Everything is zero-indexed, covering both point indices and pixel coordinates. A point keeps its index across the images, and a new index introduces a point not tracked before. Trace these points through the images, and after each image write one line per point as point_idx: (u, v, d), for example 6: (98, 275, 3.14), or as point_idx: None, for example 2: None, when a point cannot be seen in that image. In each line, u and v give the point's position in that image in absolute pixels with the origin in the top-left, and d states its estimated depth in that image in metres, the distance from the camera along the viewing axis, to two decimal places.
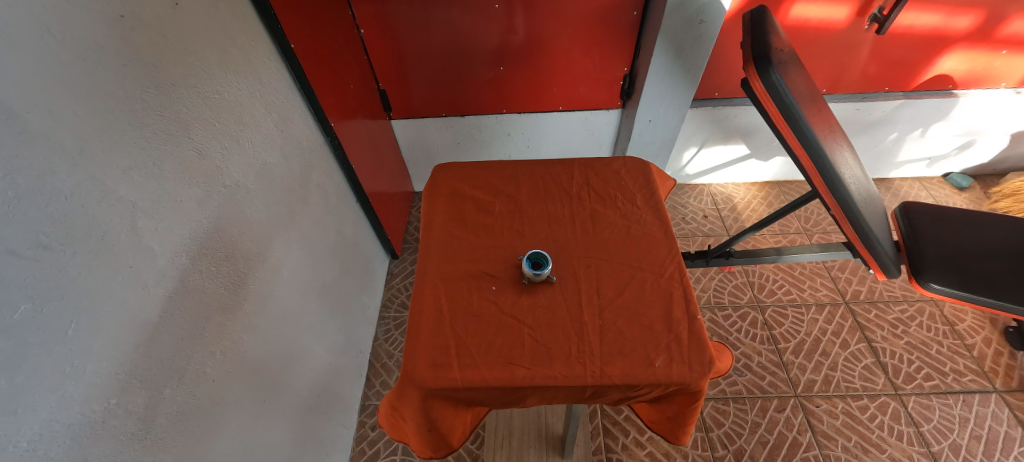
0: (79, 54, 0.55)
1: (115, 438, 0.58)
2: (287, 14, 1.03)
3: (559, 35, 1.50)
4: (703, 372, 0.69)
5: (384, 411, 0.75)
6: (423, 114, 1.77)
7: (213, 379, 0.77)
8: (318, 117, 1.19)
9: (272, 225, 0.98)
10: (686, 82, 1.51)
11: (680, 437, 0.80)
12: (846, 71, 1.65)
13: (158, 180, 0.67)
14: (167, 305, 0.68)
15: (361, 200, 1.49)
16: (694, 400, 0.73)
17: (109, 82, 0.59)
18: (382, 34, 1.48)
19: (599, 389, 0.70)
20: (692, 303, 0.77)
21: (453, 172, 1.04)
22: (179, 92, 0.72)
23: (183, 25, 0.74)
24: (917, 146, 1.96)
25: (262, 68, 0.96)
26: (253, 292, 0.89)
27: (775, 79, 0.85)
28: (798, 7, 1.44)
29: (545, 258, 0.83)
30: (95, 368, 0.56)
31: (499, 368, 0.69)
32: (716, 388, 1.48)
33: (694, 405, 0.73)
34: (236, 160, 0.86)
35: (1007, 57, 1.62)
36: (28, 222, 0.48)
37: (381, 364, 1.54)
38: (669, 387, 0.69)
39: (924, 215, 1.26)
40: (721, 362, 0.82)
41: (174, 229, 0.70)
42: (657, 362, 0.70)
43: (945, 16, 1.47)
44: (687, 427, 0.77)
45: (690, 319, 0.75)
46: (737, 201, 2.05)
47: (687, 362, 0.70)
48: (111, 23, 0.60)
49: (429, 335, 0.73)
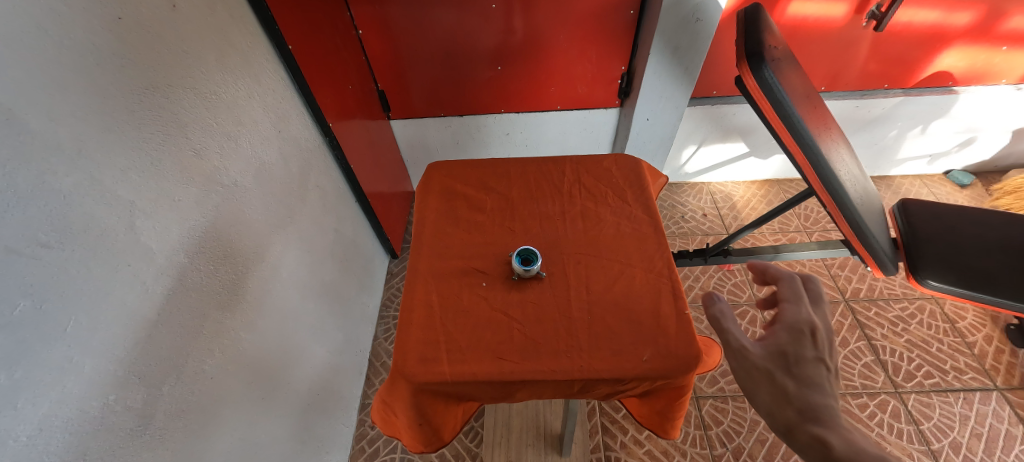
0: (76, 56, 0.56)
1: (113, 435, 0.59)
2: (284, 15, 1.04)
3: (557, 35, 1.50)
4: (691, 365, 0.69)
5: (376, 406, 0.75)
6: (422, 115, 1.78)
7: (212, 376, 0.78)
8: (315, 117, 1.20)
9: (270, 224, 0.99)
10: (684, 81, 1.52)
11: (669, 431, 0.80)
12: (845, 68, 1.65)
13: (154, 180, 0.67)
14: (165, 302, 0.69)
15: (360, 201, 1.51)
16: (683, 393, 0.73)
17: (106, 83, 0.60)
18: (380, 35, 1.49)
19: (587, 384, 0.70)
20: (680, 299, 0.78)
21: (445, 170, 1.04)
22: (176, 92, 0.73)
23: (181, 26, 0.74)
24: (917, 143, 1.95)
25: (260, 69, 0.97)
26: (252, 289, 0.91)
27: (768, 75, 0.85)
28: (795, 6, 1.43)
29: (535, 254, 0.83)
30: (94, 364, 0.57)
31: (489, 362, 0.70)
32: (715, 387, 1.48)
33: (682, 399, 0.73)
34: (233, 160, 0.87)
35: (1007, 53, 1.61)
36: (28, 221, 0.49)
37: (380, 364, 1.55)
38: (656, 381, 0.69)
39: (922, 212, 1.26)
40: (710, 357, 0.82)
41: (172, 227, 0.70)
42: (644, 357, 0.70)
43: (944, 12, 1.47)
44: (676, 421, 0.77)
45: (679, 314, 0.76)
46: (736, 199, 2.05)
47: (675, 356, 0.70)
48: (108, 25, 0.61)
49: (420, 331, 0.74)
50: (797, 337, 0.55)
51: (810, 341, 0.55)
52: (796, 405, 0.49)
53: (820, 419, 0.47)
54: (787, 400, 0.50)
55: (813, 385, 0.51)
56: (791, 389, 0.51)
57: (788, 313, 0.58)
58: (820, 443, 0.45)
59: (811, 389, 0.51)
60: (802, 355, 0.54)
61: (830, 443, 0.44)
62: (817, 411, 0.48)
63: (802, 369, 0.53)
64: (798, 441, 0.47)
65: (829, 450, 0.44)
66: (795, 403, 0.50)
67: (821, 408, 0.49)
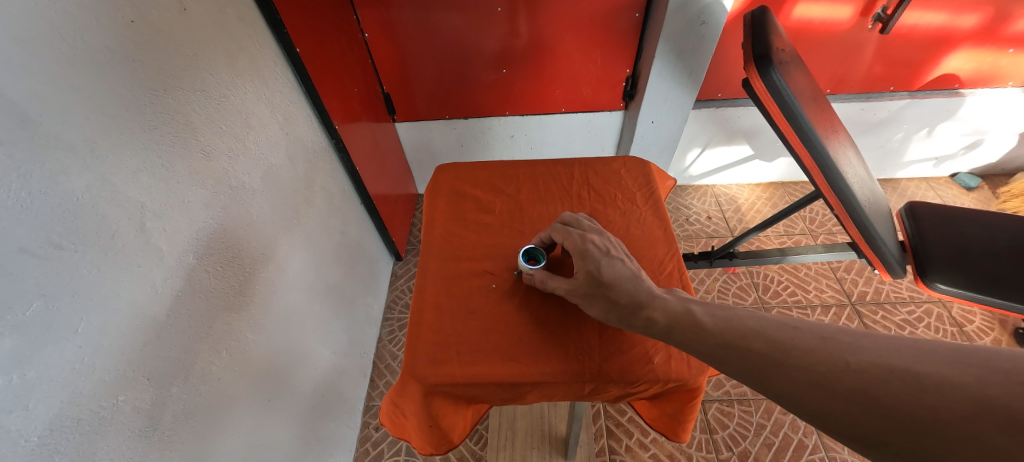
0: (89, 58, 0.57)
1: (122, 435, 0.59)
2: (292, 19, 1.05)
3: (562, 38, 1.50)
4: (701, 369, 0.69)
5: (385, 408, 0.75)
6: (427, 117, 1.78)
7: (219, 377, 0.78)
8: (323, 119, 1.20)
9: (277, 225, 0.99)
10: (688, 84, 1.52)
11: (680, 435, 0.79)
12: (851, 71, 1.64)
13: (165, 182, 0.68)
14: (174, 303, 0.69)
15: (365, 203, 1.51)
16: (693, 396, 0.72)
17: (119, 86, 0.61)
18: (386, 37, 1.49)
19: (598, 386, 0.70)
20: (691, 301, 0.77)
21: (454, 172, 1.04)
22: (186, 94, 0.73)
23: (192, 30, 0.75)
24: (923, 146, 1.94)
25: (269, 72, 0.97)
26: (259, 292, 0.91)
27: (775, 79, 0.85)
28: (800, 8, 1.43)
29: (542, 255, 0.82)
30: (104, 365, 0.57)
31: (499, 365, 0.70)
32: (721, 390, 1.47)
33: (693, 402, 0.73)
34: (241, 162, 0.87)
35: (1013, 56, 1.60)
36: (39, 223, 0.50)
37: (385, 366, 1.55)
38: (667, 384, 0.69)
39: (930, 215, 1.25)
40: None
41: (182, 228, 0.71)
42: (655, 359, 0.70)
43: (950, 15, 1.46)
44: (687, 424, 0.76)
45: None
46: (740, 202, 2.05)
47: (685, 359, 0.69)
48: (121, 29, 0.62)
49: (430, 333, 0.74)
50: (584, 256, 0.71)
51: (595, 250, 0.72)
52: (622, 303, 0.65)
53: (640, 303, 0.64)
54: (614, 303, 0.66)
55: (619, 280, 0.67)
56: (610, 294, 0.66)
57: (573, 246, 0.74)
58: (650, 321, 0.61)
59: (622, 284, 0.66)
60: (596, 264, 0.70)
61: (655, 319, 0.61)
62: (634, 297, 0.65)
63: (607, 272, 0.68)
64: (638, 325, 0.63)
65: (658, 324, 0.61)
66: (619, 302, 0.65)
67: (635, 293, 0.65)
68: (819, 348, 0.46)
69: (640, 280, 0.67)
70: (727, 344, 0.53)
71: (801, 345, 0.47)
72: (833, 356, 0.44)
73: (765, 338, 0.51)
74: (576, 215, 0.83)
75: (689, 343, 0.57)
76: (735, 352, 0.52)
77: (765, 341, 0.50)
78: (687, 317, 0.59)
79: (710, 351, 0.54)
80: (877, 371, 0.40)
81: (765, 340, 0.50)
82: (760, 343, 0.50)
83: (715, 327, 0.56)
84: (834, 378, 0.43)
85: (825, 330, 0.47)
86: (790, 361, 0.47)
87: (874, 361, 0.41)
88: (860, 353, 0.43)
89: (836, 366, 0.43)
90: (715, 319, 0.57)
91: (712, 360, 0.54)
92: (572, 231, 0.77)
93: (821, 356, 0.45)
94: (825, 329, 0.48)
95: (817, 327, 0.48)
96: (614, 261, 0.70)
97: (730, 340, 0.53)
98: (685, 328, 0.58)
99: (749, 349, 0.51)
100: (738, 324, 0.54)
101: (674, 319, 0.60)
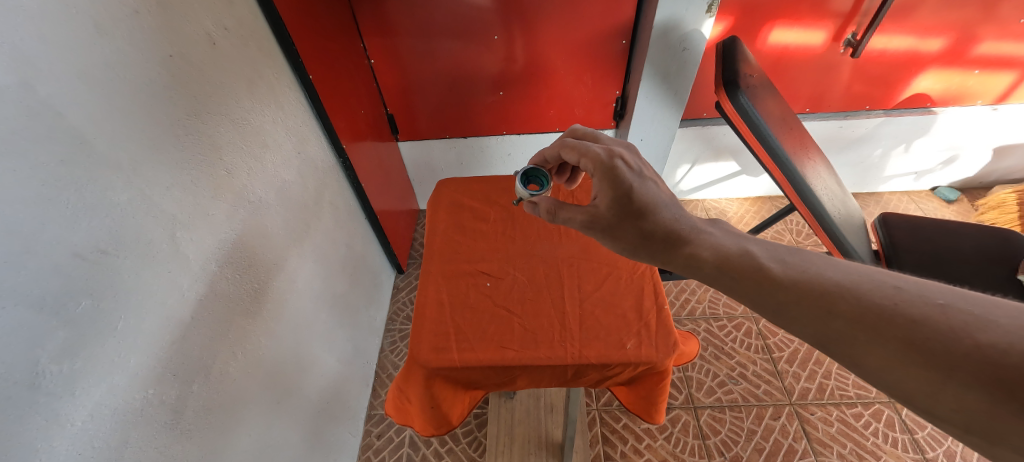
0: (136, 87, 0.65)
1: (150, 426, 0.65)
2: (306, 47, 1.14)
3: (555, 61, 1.60)
4: (670, 352, 0.74)
5: (390, 395, 0.82)
6: (427, 136, 1.88)
7: (234, 377, 0.83)
8: (331, 139, 1.29)
9: (289, 238, 1.06)
10: (674, 104, 1.61)
11: (653, 415, 0.85)
12: (829, 90, 1.74)
13: (194, 197, 0.75)
14: (198, 307, 0.75)
15: (368, 217, 1.58)
16: (663, 378, 0.79)
17: (159, 112, 0.69)
18: (389, 63, 1.59)
19: (579, 369, 0.76)
20: (660, 296, 0.83)
21: (454, 186, 1.12)
22: (213, 117, 0.81)
23: (219, 61, 0.83)
24: (902, 161, 2.03)
25: (284, 96, 1.06)
26: (271, 297, 0.97)
27: (742, 100, 0.94)
28: (775, 34, 1.53)
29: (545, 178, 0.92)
30: (138, 360, 0.63)
31: (492, 350, 0.76)
32: (712, 397, 1.51)
33: (663, 382, 0.79)
34: (258, 179, 0.95)
35: (980, 76, 1.70)
36: (92, 232, 0.57)
37: (386, 375, 1.59)
38: (639, 366, 0.75)
39: (902, 225, 1.32)
40: (687, 347, 0.88)
41: (206, 238, 0.78)
42: (628, 344, 0.76)
43: (917, 39, 1.56)
44: (659, 405, 0.83)
45: (658, 309, 0.81)
46: (730, 215, 2.12)
47: (654, 345, 0.76)
48: (161, 63, 0.70)
49: (432, 325, 0.80)
50: (610, 173, 0.72)
51: (624, 169, 0.73)
52: (658, 236, 0.67)
53: (682, 238, 0.65)
54: (647, 236, 0.68)
55: (652, 207, 0.69)
56: (642, 224, 0.68)
57: (597, 160, 0.75)
58: (694, 257, 0.62)
59: (654, 213, 0.68)
60: (622, 183, 0.71)
61: (700, 255, 0.61)
62: (675, 232, 0.66)
63: (640, 197, 0.70)
64: (680, 262, 0.64)
65: (706, 262, 0.60)
66: (654, 236, 0.67)
67: (676, 229, 0.66)
68: (935, 318, 0.42)
69: (677, 212, 0.69)
70: (802, 299, 0.50)
71: (909, 314, 0.43)
72: (955, 334, 0.41)
73: (853, 298, 0.47)
74: (589, 132, 0.90)
75: (749, 286, 0.55)
76: (811, 310, 0.49)
77: (855, 301, 0.47)
78: (745, 258, 0.57)
79: (781, 306, 0.51)
80: (1015, 357, 0.37)
81: (854, 301, 0.47)
82: (850, 305, 0.47)
83: (786, 276, 0.53)
84: (950, 358, 0.40)
85: (936, 294, 0.44)
86: (895, 331, 0.43)
87: (1012, 345, 0.38)
88: (990, 333, 0.39)
89: (958, 347, 0.40)
90: (785, 267, 0.54)
91: (779, 317, 0.52)
92: (594, 148, 0.78)
93: (941, 333, 0.41)
94: (934, 293, 0.44)
95: (924, 290, 0.45)
96: (647, 182, 0.72)
97: (805, 294, 0.50)
98: (741, 269, 0.56)
99: (834, 308, 0.47)
100: (818, 275, 0.51)
101: (724, 257, 0.59)
